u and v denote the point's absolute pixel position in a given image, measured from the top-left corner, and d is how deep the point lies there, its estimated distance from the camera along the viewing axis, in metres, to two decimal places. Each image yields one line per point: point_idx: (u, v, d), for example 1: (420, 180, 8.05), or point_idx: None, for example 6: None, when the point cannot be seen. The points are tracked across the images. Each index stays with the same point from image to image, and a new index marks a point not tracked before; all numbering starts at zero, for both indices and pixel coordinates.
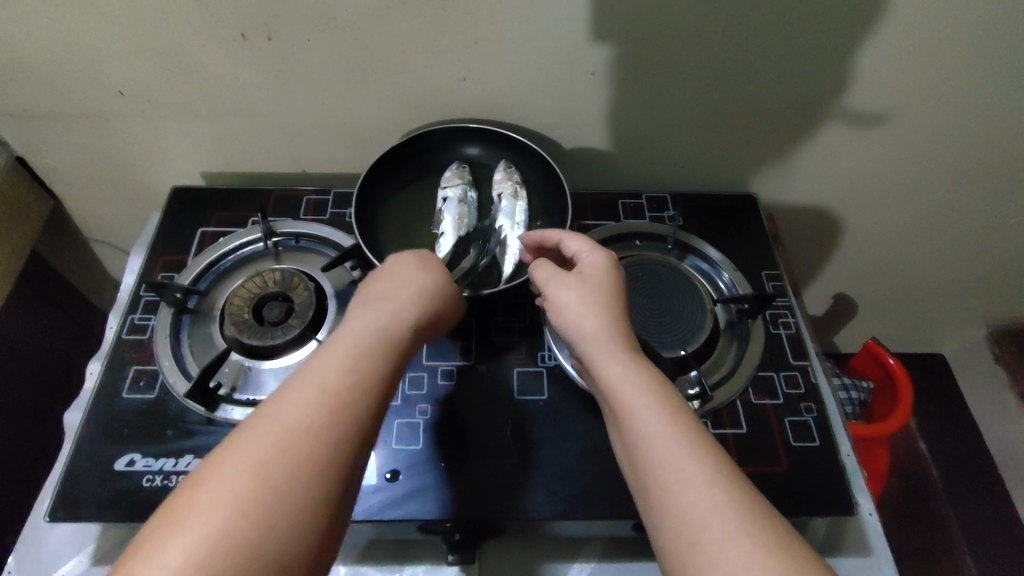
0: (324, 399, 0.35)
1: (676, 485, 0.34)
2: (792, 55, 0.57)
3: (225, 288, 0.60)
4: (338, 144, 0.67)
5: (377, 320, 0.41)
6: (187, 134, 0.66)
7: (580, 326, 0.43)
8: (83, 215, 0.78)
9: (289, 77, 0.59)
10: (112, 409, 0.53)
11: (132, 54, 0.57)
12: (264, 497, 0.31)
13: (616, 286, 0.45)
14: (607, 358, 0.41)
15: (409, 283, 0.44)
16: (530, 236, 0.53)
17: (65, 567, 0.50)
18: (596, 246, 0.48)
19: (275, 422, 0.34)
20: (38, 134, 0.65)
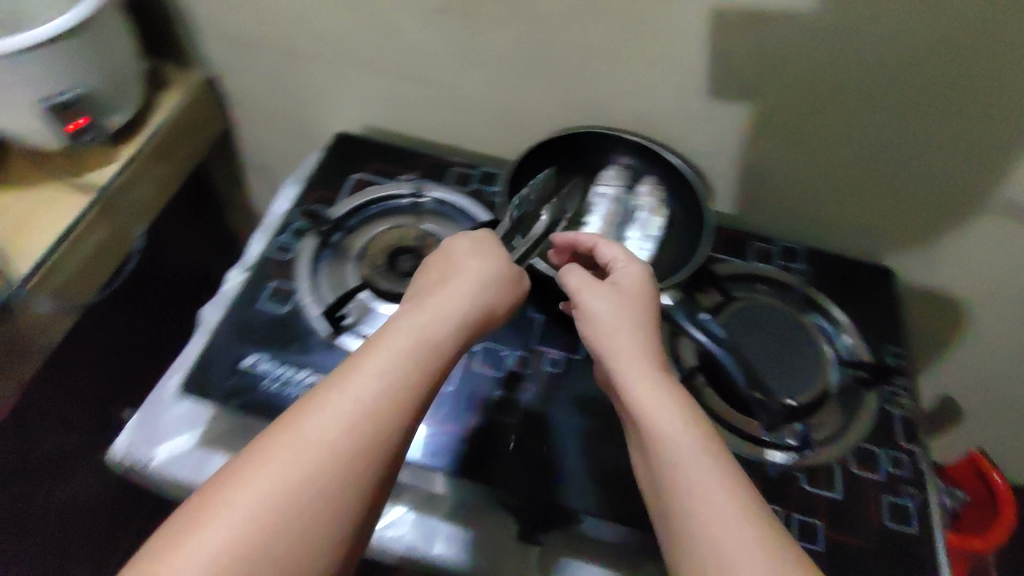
0: (368, 413, 0.37)
1: (706, 523, 0.35)
2: (970, 136, 0.56)
3: (365, 230, 0.64)
4: (493, 127, 0.71)
5: (436, 325, 0.41)
6: (362, 87, 0.72)
7: (613, 346, 0.43)
8: (247, 141, 0.86)
9: (472, 53, 0.63)
10: (249, 311, 0.58)
11: (343, 5, 0.63)
12: (295, 501, 0.34)
13: (650, 306, 0.46)
14: (638, 391, 0.40)
15: (477, 287, 0.45)
16: (560, 237, 0.52)
17: (176, 440, 0.54)
18: (632, 257, 0.48)
19: (316, 426, 0.36)
20: (238, 58, 0.73)
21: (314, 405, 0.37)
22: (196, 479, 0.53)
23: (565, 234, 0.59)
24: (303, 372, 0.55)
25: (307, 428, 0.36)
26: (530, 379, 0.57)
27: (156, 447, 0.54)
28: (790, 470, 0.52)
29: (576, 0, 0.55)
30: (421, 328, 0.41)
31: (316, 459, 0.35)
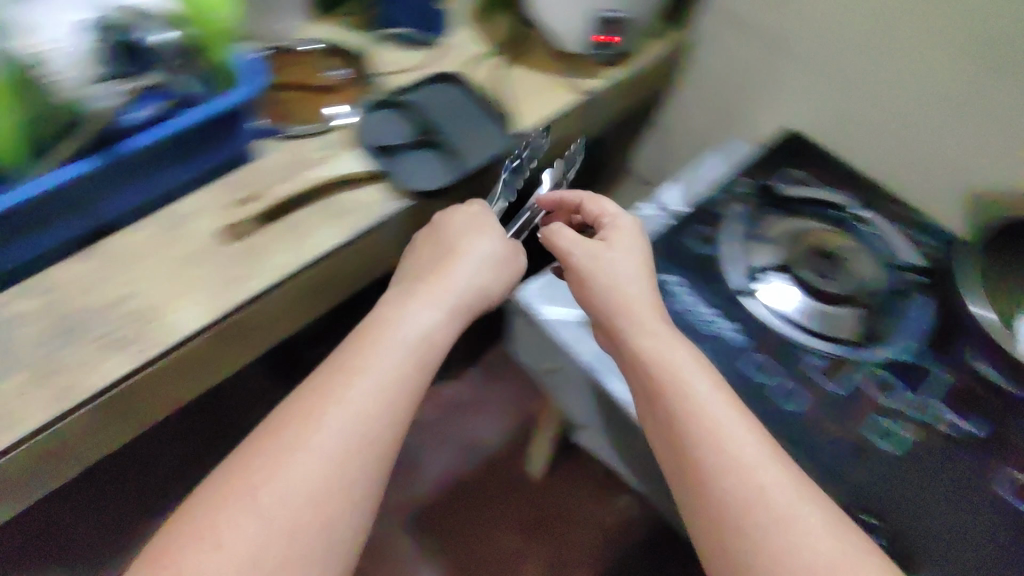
0: (374, 378, 0.49)
1: (723, 449, 0.46)
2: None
3: (790, 220, 0.67)
4: (939, 177, 0.72)
5: (434, 329, 0.54)
6: (822, 96, 0.77)
7: (615, 297, 0.55)
8: (669, 112, 0.95)
9: (967, 102, 0.65)
10: (673, 240, 0.64)
11: (863, 18, 0.69)
12: (314, 478, 0.44)
13: (629, 241, 0.59)
14: (643, 346, 0.52)
15: (470, 262, 0.60)
16: (549, 198, 0.66)
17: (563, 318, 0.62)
18: (617, 211, 0.62)
19: (311, 420, 0.46)
20: (720, 33, 0.82)
21: (310, 419, 0.46)
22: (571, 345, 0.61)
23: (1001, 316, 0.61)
24: (711, 314, 0.59)
25: (330, 410, 0.47)
26: (918, 423, 0.54)
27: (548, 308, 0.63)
28: None
29: None
30: (407, 342, 0.52)
31: (339, 429, 0.46)
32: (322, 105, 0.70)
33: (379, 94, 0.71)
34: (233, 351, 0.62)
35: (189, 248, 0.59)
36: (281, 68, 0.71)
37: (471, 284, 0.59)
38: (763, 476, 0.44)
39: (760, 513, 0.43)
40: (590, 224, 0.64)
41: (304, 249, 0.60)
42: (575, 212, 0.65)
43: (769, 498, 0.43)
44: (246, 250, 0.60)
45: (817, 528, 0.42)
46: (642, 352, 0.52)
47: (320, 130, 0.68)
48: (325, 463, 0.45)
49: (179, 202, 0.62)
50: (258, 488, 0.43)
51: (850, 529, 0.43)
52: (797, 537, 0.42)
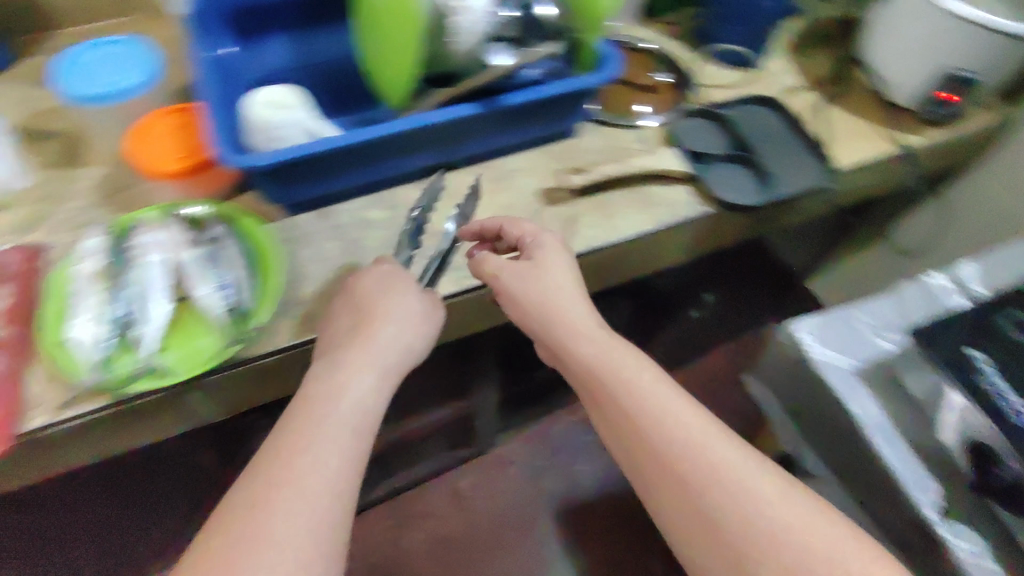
0: (335, 398, 0.48)
1: (660, 430, 0.48)
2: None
3: None
4: None
5: (343, 380, 0.49)
6: None
7: (592, 351, 0.53)
8: (961, 191, 0.88)
9: None
10: (992, 317, 0.57)
11: None
12: (297, 521, 0.41)
13: (555, 256, 0.58)
14: (587, 348, 0.54)
15: (401, 339, 0.53)
16: (473, 224, 0.60)
17: (838, 356, 0.61)
18: (532, 231, 0.59)
19: (263, 477, 0.43)
20: None
21: (286, 451, 0.44)
22: (847, 398, 0.58)
23: None
24: None
25: (290, 447, 0.44)
26: None
27: (827, 351, 0.61)
28: None
29: None
30: (353, 400, 0.48)
31: (308, 455, 0.44)
32: (632, 102, 0.74)
33: (700, 104, 0.74)
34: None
35: (512, 200, 0.66)
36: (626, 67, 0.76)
37: (408, 338, 0.53)
38: (713, 457, 0.47)
39: (713, 492, 0.46)
40: (510, 249, 0.62)
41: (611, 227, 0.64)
42: (497, 239, 0.62)
43: (727, 487, 0.45)
44: (559, 215, 0.65)
45: (771, 502, 0.45)
46: (588, 361, 0.53)
47: (639, 125, 0.72)
48: (306, 475, 0.43)
49: (508, 158, 0.68)
50: (238, 530, 0.40)
51: (798, 493, 0.46)
52: (751, 509, 0.45)
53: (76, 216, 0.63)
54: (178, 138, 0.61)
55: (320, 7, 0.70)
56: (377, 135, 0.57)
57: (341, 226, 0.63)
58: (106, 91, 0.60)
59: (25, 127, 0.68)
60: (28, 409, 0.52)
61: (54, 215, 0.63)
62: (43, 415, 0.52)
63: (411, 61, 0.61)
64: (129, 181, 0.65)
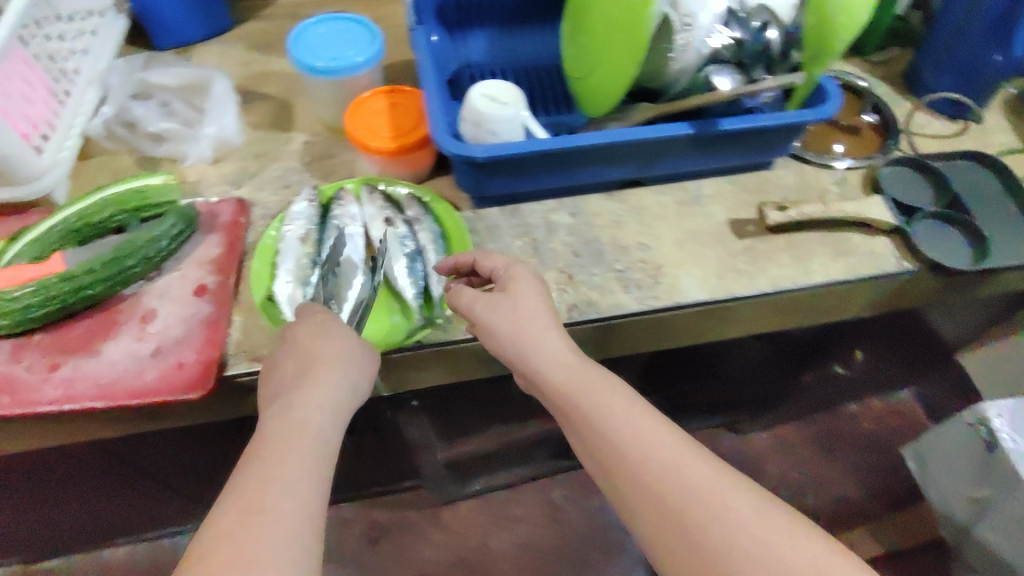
0: (277, 421, 0.43)
1: (634, 446, 0.42)
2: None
3: None
4: None
5: (293, 405, 0.44)
6: None
7: (561, 385, 0.47)
8: None
9: None
10: None
11: None
12: (263, 544, 0.36)
13: (526, 288, 0.51)
14: (559, 375, 0.47)
15: (335, 364, 0.47)
16: (442, 264, 0.56)
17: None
18: (505, 262, 0.54)
19: (228, 501, 0.38)
20: None
21: (243, 485, 0.38)
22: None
23: None
24: None
25: (262, 460, 0.40)
26: None
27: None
28: None
29: None
30: (322, 413, 0.44)
31: (285, 462, 0.40)
32: (834, 141, 0.71)
33: (907, 154, 0.70)
34: (690, 332, 0.63)
35: (702, 227, 0.63)
36: (846, 111, 0.73)
37: (348, 376, 0.47)
38: (688, 476, 0.40)
39: (693, 511, 0.39)
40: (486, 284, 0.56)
41: (805, 271, 0.60)
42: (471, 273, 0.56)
43: (702, 508, 0.39)
44: (750, 250, 0.62)
45: (745, 514, 0.38)
46: (559, 389, 0.47)
47: (836, 166, 0.68)
48: (289, 488, 0.39)
49: (700, 182, 0.67)
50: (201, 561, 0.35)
51: (778, 507, 0.39)
52: (727, 528, 0.38)
53: (281, 178, 0.65)
54: (393, 118, 0.62)
55: (530, 10, 0.73)
56: (582, 144, 0.57)
57: (528, 225, 0.63)
58: (333, 64, 0.61)
59: (241, 87, 0.72)
60: (230, 353, 0.54)
61: (264, 173, 0.65)
62: (242, 363, 0.54)
63: (628, 73, 0.59)
64: (334, 153, 0.67)
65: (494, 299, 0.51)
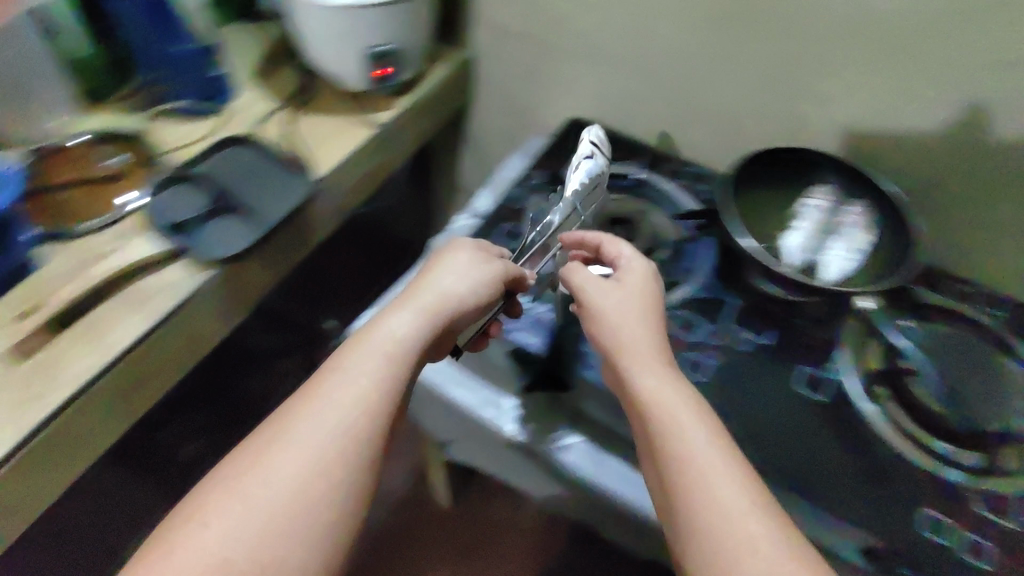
0: (365, 360, 0.45)
1: (703, 475, 0.43)
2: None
3: (587, 200, 0.73)
4: (707, 132, 0.80)
5: (394, 340, 0.47)
6: (574, 89, 0.85)
7: (615, 335, 0.52)
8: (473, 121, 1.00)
9: (707, 63, 0.74)
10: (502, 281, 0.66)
11: (593, 31, 0.78)
12: (294, 472, 0.40)
13: (642, 287, 0.55)
14: (651, 384, 0.48)
15: (458, 282, 0.52)
16: (569, 236, 0.61)
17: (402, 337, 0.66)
18: (632, 253, 0.58)
19: (278, 421, 0.42)
20: (496, 48, 0.87)
21: (292, 420, 0.42)
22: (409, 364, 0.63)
23: (796, 221, 0.66)
24: None
25: (324, 390, 0.43)
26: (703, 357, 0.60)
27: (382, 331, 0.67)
28: (964, 489, 0.53)
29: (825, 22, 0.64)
30: (398, 337, 0.47)
31: (335, 396, 0.43)
32: (113, 195, 0.68)
33: (168, 172, 0.70)
34: (38, 490, 0.55)
35: None
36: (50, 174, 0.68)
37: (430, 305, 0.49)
38: (746, 524, 0.40)
39: (744, 558, 0.39)
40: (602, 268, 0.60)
41: (104, 349, 0.57)
42: (592, 254, 0.61)
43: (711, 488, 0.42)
44: (37, 366, 0.56)
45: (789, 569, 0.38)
46: (647, 392, 0.48)
47: (105, 224, 0.65)
48: (297, 446, 0.41)
49: None
50: (219, 506, 0.38)
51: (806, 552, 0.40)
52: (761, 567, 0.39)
53: None
54: None
55: None
56: None
57: None
58: None
59: None
60: None
61: None
62: None
63: None
64: None
65: (607, 287, 0.55)
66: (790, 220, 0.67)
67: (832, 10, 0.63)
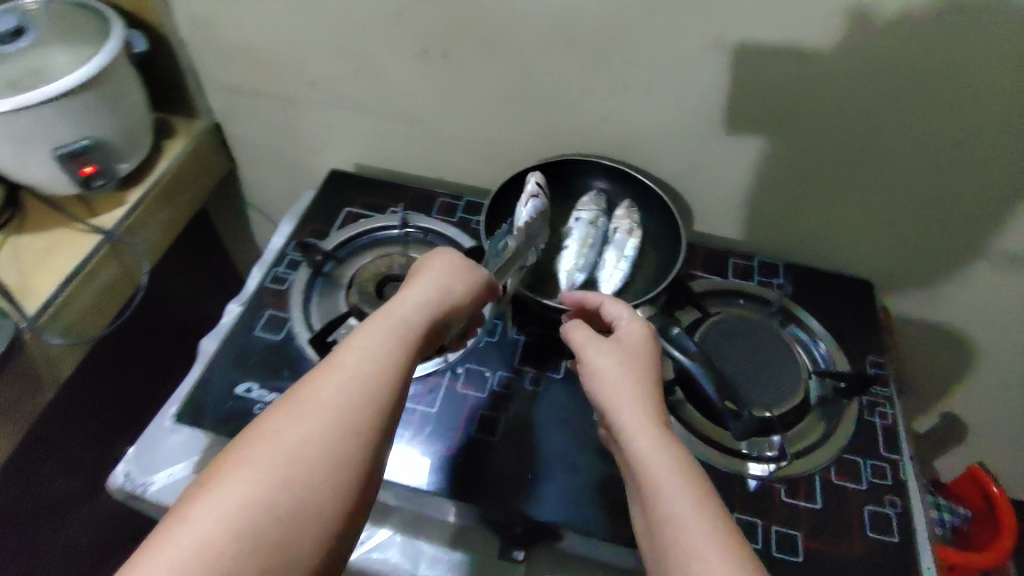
0: (378, 339, 0.40)
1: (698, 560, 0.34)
2: (1010, 155, 0.55)
3: (356, 261, 0.67)
4: (477, 158, 0.74)
5: (401, 333, 0.41)
6: (335, 135, 0.78)
7: (610, 397, 0.44)
8: (249, 183, 0.91)
9: (449, 93, 0.67)
10: (270, 371, 0.58)
11: (327, 78, 0.70)
12: (289, 488, 0.34)
13: (649, 354, 0.46)
14: (644, 441, 0.40)
15: (455, 287, 0.45)
16: (571, 294, 0.54)
17: (174, 467, 0.57)
18: (636, 316, 0.49)
19: (281, 419, 0.36)
20: (238, 107, 0.78)
21: (295, 421, 0.36)
22: None
23: (567, 242, 0.63)
24: None
25: (321, 398, 0.37)
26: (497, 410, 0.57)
27: (150, 471, 0.57)
28: (770, 482, 0.52)
29: (547, 35, 0.58)
30: (401, 324, 0.42)
31: (333, 406, 0.37)
32: None
33: None
34: None
35: None
36: None
37: (441, 286, 0.45)
38: None
39: None
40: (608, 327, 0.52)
41: None
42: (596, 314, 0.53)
43: (682, 539, 0.35)
44: None
45: None
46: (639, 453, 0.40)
47: None
48: (302, 453, 0.35)
49: None
50: (214, 497, 0.33)
51: None
52: None
53: None
54: None
55: None
56: None
57: None
58: None
59: None
60: None
61: None
62: None
63: None
64: None
65: (597, 339, 0.47)
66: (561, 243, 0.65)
67: (540, 22, 0.57)
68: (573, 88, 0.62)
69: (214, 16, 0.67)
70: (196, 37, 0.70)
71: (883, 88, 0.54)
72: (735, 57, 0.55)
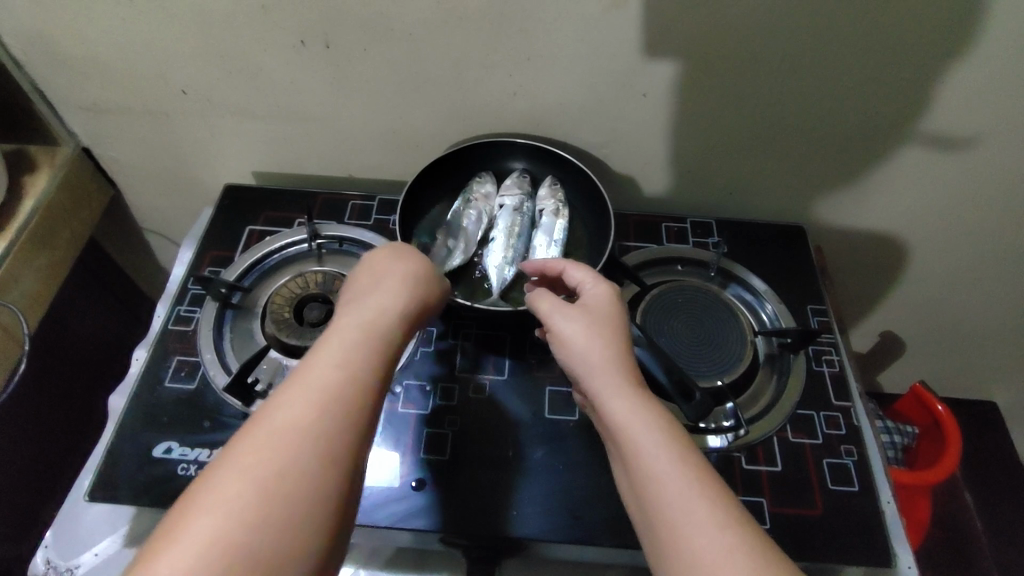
0: (343, 341, 0.37)
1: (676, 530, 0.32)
2: (927, 85, 0.53)
3: (269, 286, 0.61)
4: (385, 151, 0.68)
5: (379, 326, 0.38)
6: (223, 145, 0.70)
7: (584, 359, 0.40)
8: (139, 206, 0.82)
9: (341, 87, 0.60)
10: (189, 423, 0.53)
11: (200, 84, 0.62)
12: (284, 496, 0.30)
13: (618, 315, 0.42)
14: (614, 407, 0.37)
15: (411, 284, 0.43)
16: (534, 263, 0.50)
17: (99, 545, 0.51)
18: (601, 278, 0.45)
19: (265, 425, 0.32)
20: (106, 126, 0.69)
21: (281, 423, 0.32)
22: None
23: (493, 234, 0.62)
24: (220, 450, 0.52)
25: (305, 396, 0.33)
26: (444, 424, 0.53)
27: (71, 553, 0.51)
28: (730, 452, 0.51)
29: (436, 12, 0.52)
30: (371, 317, 0.39)
31: (322, 403, 0.33)
32: None
33: None
34: None
35: None
36: None
37: (412, 280, 0.43)
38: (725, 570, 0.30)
39: None
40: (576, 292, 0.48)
41: None
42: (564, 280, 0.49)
43: (666, 498, 0.33)
44: None
45: None
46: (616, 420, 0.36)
47: None
48: (296, 455, 0.31)
49: None
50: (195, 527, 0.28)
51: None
52: None
53: None
54: None
55: None
56: None
57: None
58: None
59: None
60: None
61: None
62: None
63: None
64: None
65: (563, 306, 0.43)
66: (487, 235, 0.63)
67: None
68: (475, 66, 0.57)
69: (48, 28, 0.57)
70: (33, 54, 0.60)
71: (795, 31, 0.51)
72: (640, 15, 0.50)
